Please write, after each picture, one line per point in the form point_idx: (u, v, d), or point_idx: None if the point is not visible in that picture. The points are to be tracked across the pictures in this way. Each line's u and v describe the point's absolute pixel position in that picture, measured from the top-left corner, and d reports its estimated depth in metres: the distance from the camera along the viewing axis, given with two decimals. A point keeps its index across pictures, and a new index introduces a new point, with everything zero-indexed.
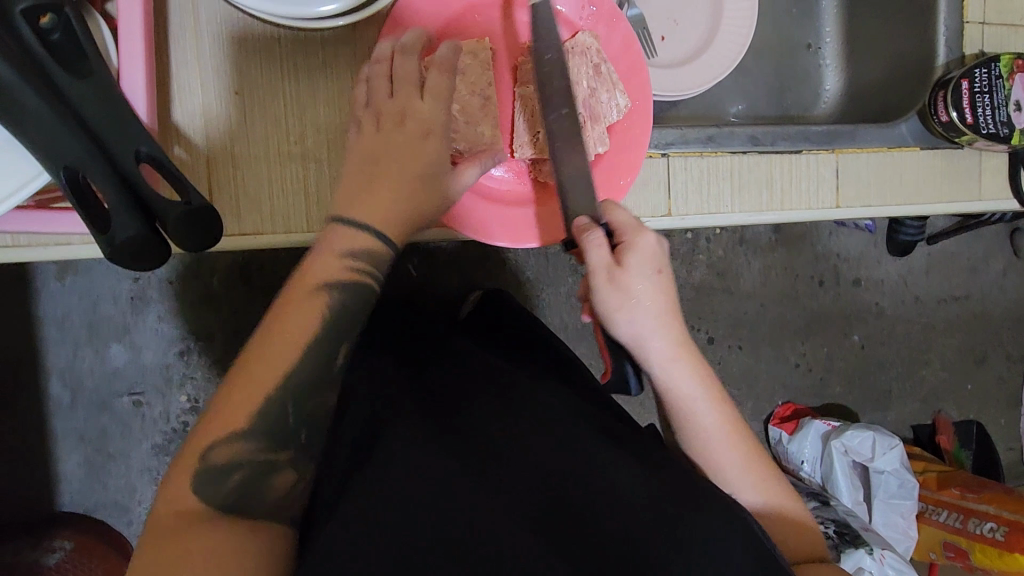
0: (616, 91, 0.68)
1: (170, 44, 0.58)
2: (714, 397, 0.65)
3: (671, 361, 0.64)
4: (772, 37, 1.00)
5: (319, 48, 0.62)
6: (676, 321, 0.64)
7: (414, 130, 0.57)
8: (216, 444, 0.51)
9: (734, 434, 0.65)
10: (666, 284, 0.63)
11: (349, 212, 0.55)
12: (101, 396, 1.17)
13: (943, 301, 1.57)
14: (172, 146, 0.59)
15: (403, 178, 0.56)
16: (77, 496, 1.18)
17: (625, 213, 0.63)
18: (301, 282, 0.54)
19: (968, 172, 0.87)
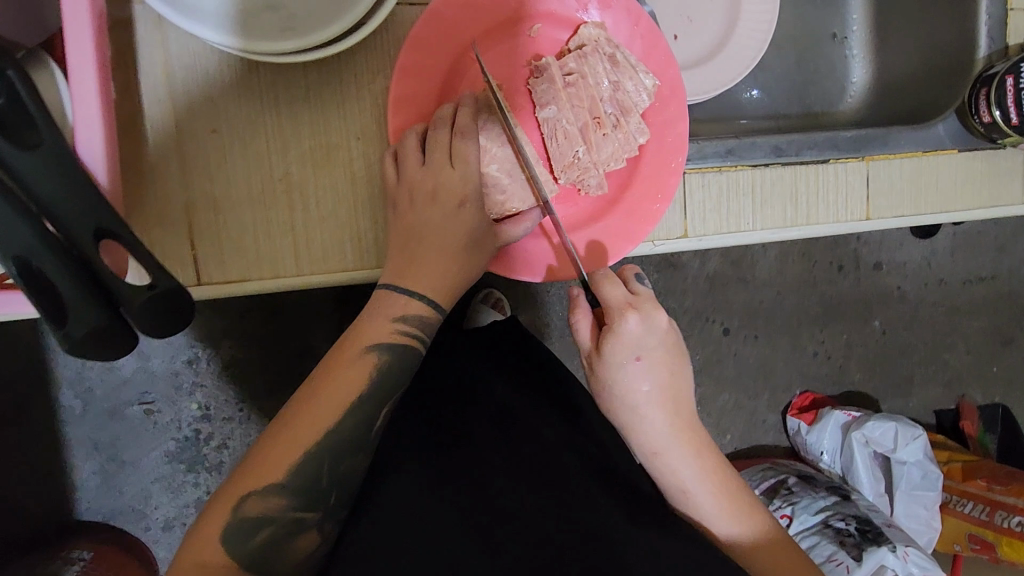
0: (639, 74, 0.61)
1: (139, 81, 0.54)
2: (708, 464, 0.60)
3: (661, 440, 0.59)
4: (794, 24, 0.91)
5: (302, 78, 0.57)
6: (664, 397, 0.59)
7: (449, 203, 0.56)
8: (247, 498, 0.48)
9: (733, 496, 0.59)
10: (647, 367, 0.58)
11: (400, 281, 0.55)
12: (112, 405, 1.07)
13: (967, 282, 1.45)
14: (148, 192, 0.55)
15: (455, 245, 0.56)
16: (93, 504, 1.08)
17: (618, 289, 0.57)
18: (351, 344, 0.53)
19: (1010, 174, 0.80)
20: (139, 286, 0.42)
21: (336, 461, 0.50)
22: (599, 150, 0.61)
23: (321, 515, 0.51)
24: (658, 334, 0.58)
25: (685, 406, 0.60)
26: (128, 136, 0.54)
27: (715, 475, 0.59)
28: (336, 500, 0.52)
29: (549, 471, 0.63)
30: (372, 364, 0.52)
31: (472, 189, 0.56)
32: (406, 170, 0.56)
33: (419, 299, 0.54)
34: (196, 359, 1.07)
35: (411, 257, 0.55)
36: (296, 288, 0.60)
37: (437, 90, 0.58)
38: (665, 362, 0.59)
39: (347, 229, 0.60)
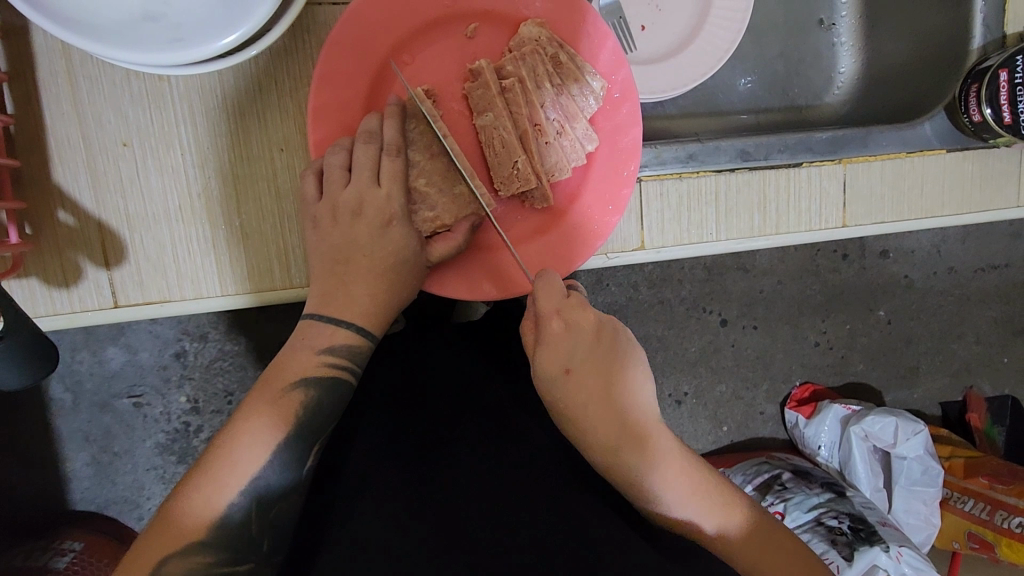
0: (586, 76, 0.56)
1: (41, 93, 0.50)
2: (677, 469, 0.49)
3: (616, 457, 0.48)
4: (781, 7, 0.84)
5: (218, 86, 0.53)
6: (602, 408, 0.48)
7: (374, 221, 0.48)
8: (168, 558, 0.39)
9: (707, 495, 0.50)
10: (587, 375, 0.48)
11: (325, 310, 0.47)
12: (100, 398, 0.94)
13: (980, 271, 1.29)
14: (57, 210, 0.52)
15: (385, 274, 0.48)
16: (87, 494, 0.97)
17: (552, 284, 0.50)
18: (269, 383, 0.45)
19: (1005, 174, 0.74)
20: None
21: (266, 505, 0.42)
22: (542, 160, 0.57)
23: (257, 565, 0.42)
24: (589, 336, 0.49)
25: (637, 409, 0.49)
26: (31, 151, 0.51)
27: (681, 469, 0.49)
28: (270, 547, 0.42)
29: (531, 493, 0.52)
30: (298, 403, 0.44)
31: (400, 208, 0.49)
32: (329, 189, 0.49)
33: (346, 325, 0.47)
34: (186, 350, 0.95)
35: (337, 282, 0.48)
36: (221, 308, 0.57)
37: (363, 98, 0.53)
38: (603, 367, 0.49)
39: (274, 246, 0.57)
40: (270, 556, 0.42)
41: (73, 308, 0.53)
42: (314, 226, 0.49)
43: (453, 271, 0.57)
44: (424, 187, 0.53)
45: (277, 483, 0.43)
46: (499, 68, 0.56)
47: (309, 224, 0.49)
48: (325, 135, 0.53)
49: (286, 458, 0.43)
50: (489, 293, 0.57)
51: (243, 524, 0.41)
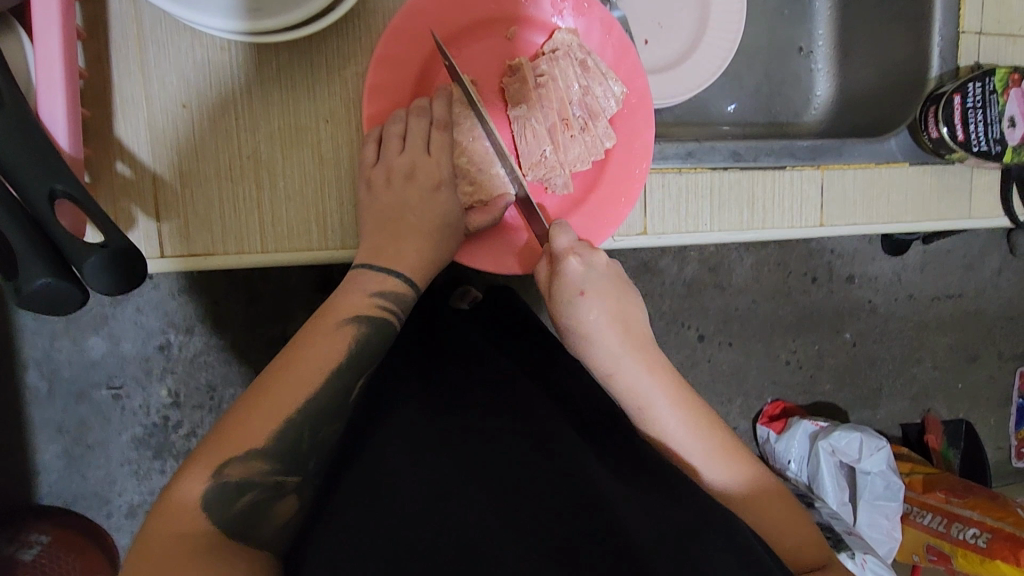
0: (609, 81, 0.63)
1: (111, 54, 0.55)
2: (667, 383, 0.59)
3: (618, 364, 0.58)
4: (763, 38, 0.94)
5: (274, 57, 0.58)
6: (612, 327, 0.59)
7: (425, 183, 0.57)
8: (232, 461, 0.44)
9: (698, 416, 0.59)
10: (596, 299, 0.58)
11: (375, 261, 0.54)
12: (78, 387, 1.05)
13: (936, 300, 1.49)
14: (115, 162, 0.56)
15: (427, 235, 0.56)
16: (55, 488, 1.06)
17: (571, 235, 0.59)
18: (326, 316, 0.51)
19: (960, 190, 0.84)
20: (90, 244, 0.41)
21: (316, 427, 0.47)
22: (566, 150, 0.63)
23: (302, 479, 0.48)
24: (599, 271, 0.59)
25: (644, 338, 0.60)
26: (98, 105, 0.55)
27: (673, 388, 0.59)
28: (315, 465, 0.48)
29: (547, 435, 0.58)
30: (350, 335, 0.50)
31: (446, 175, 0.58)
32: (386, 155, 0.56)
33: (396, 276, 0.54)
34: (168, 342, 1.05)
35: (387, 236, 0.55)
36: (260, 265, 0.61)
37: (414, 82, 0.60)
38: (611, 294, 0.59)
39: (313, 208, 0.61)
40: (313, 475, 0.48)
41: None
42: (371, 191, 0.57)
43: (481, 248, 0.62)
44: (467, 164, 0.60)
45: (327, 410, 0.48)
46: (536, 65, 0.63)
47: (367, 186, 0.57)
48: (377, 111, 0.59)
49: (337, 383, 0.49)
50: (512, 268, 0.62)
51: (297, 441, 0.47)
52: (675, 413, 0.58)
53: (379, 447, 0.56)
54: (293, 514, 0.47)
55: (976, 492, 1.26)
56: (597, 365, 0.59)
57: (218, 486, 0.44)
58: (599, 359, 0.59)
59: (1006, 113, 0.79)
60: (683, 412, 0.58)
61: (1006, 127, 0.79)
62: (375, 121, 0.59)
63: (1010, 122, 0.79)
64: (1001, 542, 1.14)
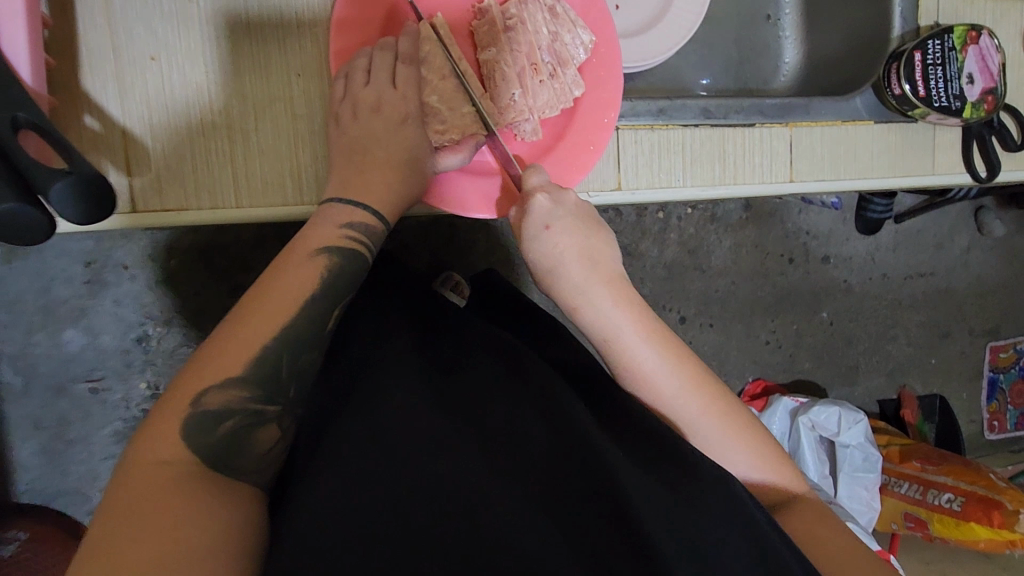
0: (577, 29, 0.65)
1: (77, 4, 0.54)
2: (635, 313, 0.60)
3: (583, 296, 0.60)
4: (734, 9, 0.96)
5: (244, 11, 0.58)
6: (576, 260, 0.60)
7: (391, 118, 0.58)
8: (208, 390, 0.45)
9: (667, 348, 0.60)
10: (560, 231, 0.60)
11: (345, 194, 0.55)
12: (55, 381, 1.03)
13: (909, 278, 1.53)
14: (83, 115, 0.55)
15: (396, 170, 0.57)
16: (33, 484, 1.04)
17: (540, 174, 0.60)
18: (298, 246, 0.51)
19: (922, 147, 0.87)
20: (56, 169, 0.40)
21: (294, 355, 0.48)
22: (535, 95, 0.64)
23: (281, 407, 0.48)
24: (566, 206, 0.60)
25: (610, 273, 0.61)
26: (63, 56, 0.54)
27: (641, 320, 0.60)
28: (294, 392, 0.49)
29: (546, 391, 0.59)
30: (322, 266, 0.51)
31: (412, 111, 0.59)
32: (352, 88, 0.57)
33: (363, 207, 0.54)
34: (148, 334, 1.03)
35: (358, 171, 0.56)
36: (234, 221, 0.61)
37: (381, 22, 0.60)
38: (578, 227, 0.60)
39: (287, 162, 0.61)
40: (292, 402, 0.49)
41: None
42: (337, 125, 0.57)
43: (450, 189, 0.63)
44: (436, 104, 0.61)
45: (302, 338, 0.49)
46: (506, 11, 0.64)
47: (334, 121, 0.57)
48: (342, 48, 0.58)
49: (310, 317, 0.49)
50: (479, 214, 0.62)
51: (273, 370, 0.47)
52: (642, 348, 0.60)
53: (368, 406, 0.56)
54: (275, 442, 0.48)
55: (950, 460, 1.30)
56: (562, 299, 0.61)
57: (198, 414, 0.44)
58: (565, 295, 0.61)
59: (965, 70, 0.81)
60: (653, 346, 0.60)
61: (965, 84, 0.81)
62: (341, 61, 0.59)
63: (968, 78, 0.81)
64: (974, 504, 1.18)
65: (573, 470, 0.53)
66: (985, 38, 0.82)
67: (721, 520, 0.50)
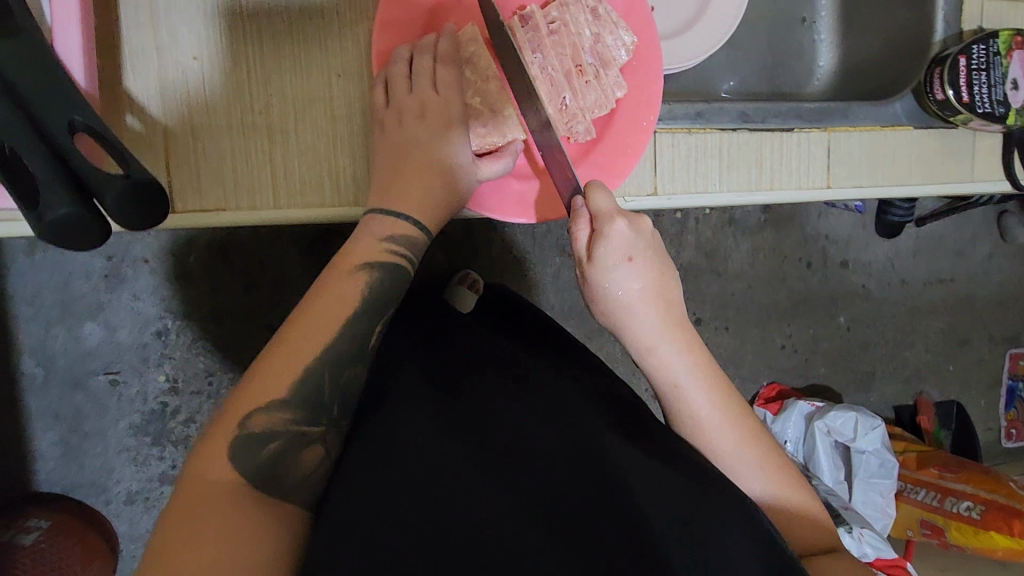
0: (619, 30, 0.64)
1: (120, 3, 0.54)
2: (696, 357, 0.61)
3: (654, 337, 0.59)
4: (766, 10, 0.95)
5: (286, 12, 0.58)
6: (655, 298, 0.59)
7: (434, 124, 0.56)
8: (254, 413, 0.48)
9: (722, 395, 0.61)
10: (640, 266, 0.58)
11: (383, 203, 0.55)
12: (74, 374, 1.04)
13: (929, 284, 1.51)
14: (125, 115, 0.55)
15: (447, 171, 0.56)
16: (51, 476, 1.05)
17: (609, 199, 0.56)
18: (337, 265, 0.53)
19: (962, 154, 0.85)
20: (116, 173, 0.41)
21: (336, 373, 0.51)
22: (583, 96, 0.64)
23: (325, 428, 0.52)
24: (646, 238, 0.58)
25: (682, 321, 0.61)
26: (107, 57, 0.54)
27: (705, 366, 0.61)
28: (337, 413, 0.52)
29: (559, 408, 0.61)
30: (362, 283, 0.53)
31: (455, 118, 0.58)
32: (394, 95, 0.56)
33: (404, 218, 0.55)
34: (166, 329, 1.04)
35: (398, 176, 0.55)
36: (271, 222, 0.60)
37: (423, 18, 0.59)
38: (655, 264, 0.59)
39: (326, 164, 0.61)
40: (337, 422, 0.52)
41: None
42: (384, 130, 0.56)
43: (490, 194, 0.62)
44: (479, 106, 0.60)
45: (341, 358, 0.51)
46: (547, 14, 0.63)
47: (380, 127, 0.56)
48: (388, 45, 0.58)
49: (351, 335, 0.52)
50: (519, 217, 0.62)
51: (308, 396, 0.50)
52: (706, 394, 0.60)
53: (387, 418, 0.57)
54: (319, 461, 0.52)
55: (968, 467, 1.28)
56: (640, 336, 0.60)
57: (245, 438, 0.48)
58: (646, 333, 0.59)
59: (1010, 75, 0.80)
60: (715, 396, 0.60)
61: (1010, 90, 0.80)
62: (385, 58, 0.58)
63: (1013, 84, 0.80)
64: (994, 513, 1.17)
65: (592, 481, 0.54)
66: None
67: (739, 534, 0.50)
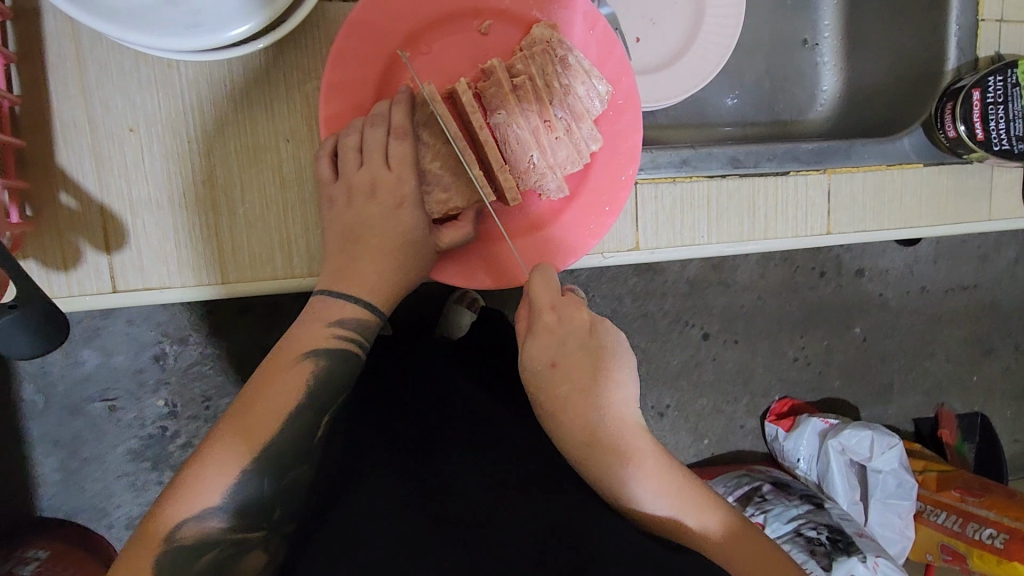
0: (592, 79, 0.58)
1: (49, 76, 0.50)
2: (653, 469, 0.50)
3: (593, 454, 0.50)
4: (773, 14, 0.87)
5: (227, 77, 0.54)
6: (581, 402, 0.51)
7: (387, 201, 0.52)
8: (182, 523, 0.41)
9: (690, 503, 0.51)
10: (568, 367, 0.52)
11: (335, 285, 0.50)
12: (72, 401, 0.99)
13: (951, 291, 1.43)
14: (59, 193, 0.52)
15: (400, 248, 0.51)
16: (54, 500, 1.01)
17: (547, 284, 0.54)
18: (283, 350, 0.47)
19: (977, 191, 0.79)
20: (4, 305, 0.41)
21: (278, 475, 0.44)
22: (554, 153, 0.58)
23: (268, 531, 0.44)
24: (576, 331, 0.53)
25: (623, 418, 0.51)
26: (38, 134, 0.51)
27: (665, 474, 0.51)
28: (280, 515, 0.45)
29: (538, 482, 0.54)
30: (307, 373, 0.46)
31: (410, 191, 0.52)
32: (345, 170, 0.51)
33: (354, 300, 0.50)
34: (163, 353, 0.99)
35: (350, 257, 0.51)
36: (222, 297, 0.57)
37: (376, 80, 0.55)
38: (586, 361, 0.52)
39: (276, 235, 0.57)
40: (280, 525, 0.45)
41: (71, 292, 0.53)
42: (332, 206, 0.52)
43: (453, 259, 0.59)
44: (438, 170, 0.55)
45: (289, 450, 0.44)
46: (510, 67, 0.58)
47: (328, 204, 0.52)
48: (336, 112, 0.54)
49: (296, 429, 0.45)
50: (483, 283, 0.59)
51: (256, 491, 0.43)
52: (661, 499, 0.50)
53: (353, 498, 0.52)
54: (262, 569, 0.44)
55: (994, 491, 1.18)
56: (572, 451, 0.51)
57: (173, 551, 0.41)
58: (575, 445, 0.51)
59: None
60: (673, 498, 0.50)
61: None
62: (337, 125, 0.54)
63: None
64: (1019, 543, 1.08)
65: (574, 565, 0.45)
66: None
67: None
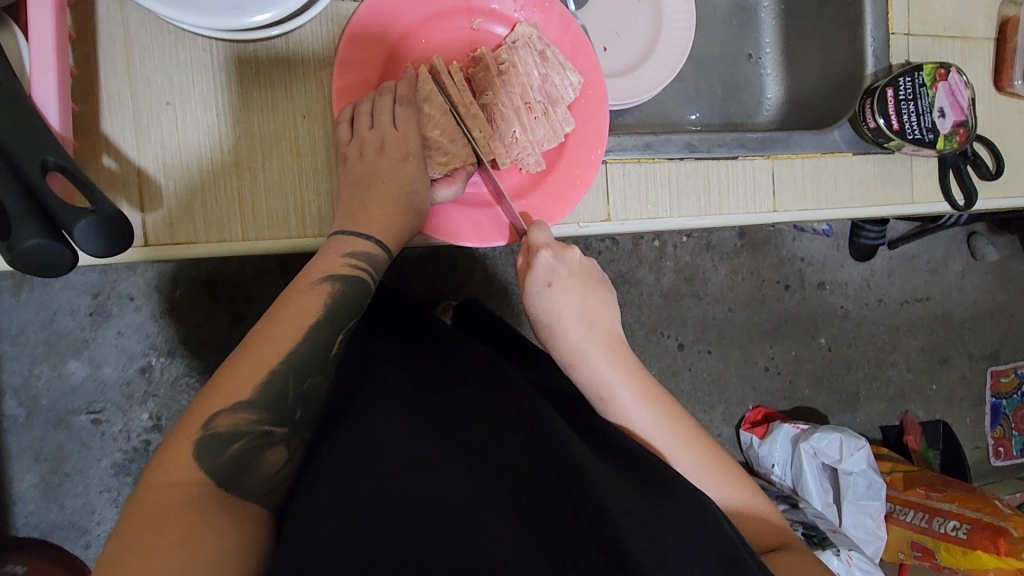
0: (566, 71, 0.68)
1: (99, 54, 0.59)
2: (625, 367, 0.63)
3: (580, 353, 0.62)
4: (722, 42, 1.01)
5: (255, 60, 0.62)
6: (576, 321, 0.63)
7: (394, 156, 0.61)
8: (216, 413, 0.47)
9: (660, 404, 0.62)
10: (563, 290, 0.63)
11: (348, 225, 0.58)
12: (58, 412, 1.01)
13: (906, 304, 1.56)
14: (102, 156, 0.59)
15: (402, 199, 0.60)
16: (32, 518, 1.01)
17: (545, 234, 0.63)
18: (302, 277, 0.54)
19: (900, 179, 0.91)
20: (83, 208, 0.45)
21: (300, 378, 0.50)
22: (532, 130, 0.67)
23: (289, 430, 0.51)
24: (569, 265, 0.64)
25: (608, 331, 0.64)
26: (85, 102, 0.59)
27: (638, 379, 0.62)
28: (300, 416, 0.51)
29: (524, 404, 0.60)
30: (326, 292, 0.53)
31: (414, 149, 0.62)
32: (358, 131, 0.60)
33: (366, 237, 0.57)
34: (151, 365, 1.02)
35: (361, 205, 0.59)
36: (241, 251, 0.64)
37: (382, 64, 0.64)
38: (576, 286, 0.64)
39: (292, 199, 0.64)
40: (299, 425, 0.51)
41: None
42: (347, 162, 0.61)
43: (443, 217, 0.67)
44: (439, 137, 0.64)
45: (300, 365, 0.50)
46: (496, 57, 0.67)
47: (344, 159, 0.61)
48: (348, 83, 0.63)
49: (314, 338, 0.52)
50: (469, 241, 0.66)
51: (281, 395, 0.49)
52: (640, 405, 0.61)
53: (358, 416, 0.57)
54: (281, 464, 0.50)
55: (956, 487, 1.26)
56: (562, 353, 0.63)
57: (209, 439, 0.46)
58: (567, 354, 0.63)
59: (936, 104, 0.86)
60: (647, 407, 0.62)
61: (937, 118, 0.86)
62: (345, 97, 0.63)
63: (940, 112, 0.86)
64: (980, 531, 1.14)
65: (552, 483, 0.53)
66: (954, 74, 0.87)
67: (681, 520, 0.51)
